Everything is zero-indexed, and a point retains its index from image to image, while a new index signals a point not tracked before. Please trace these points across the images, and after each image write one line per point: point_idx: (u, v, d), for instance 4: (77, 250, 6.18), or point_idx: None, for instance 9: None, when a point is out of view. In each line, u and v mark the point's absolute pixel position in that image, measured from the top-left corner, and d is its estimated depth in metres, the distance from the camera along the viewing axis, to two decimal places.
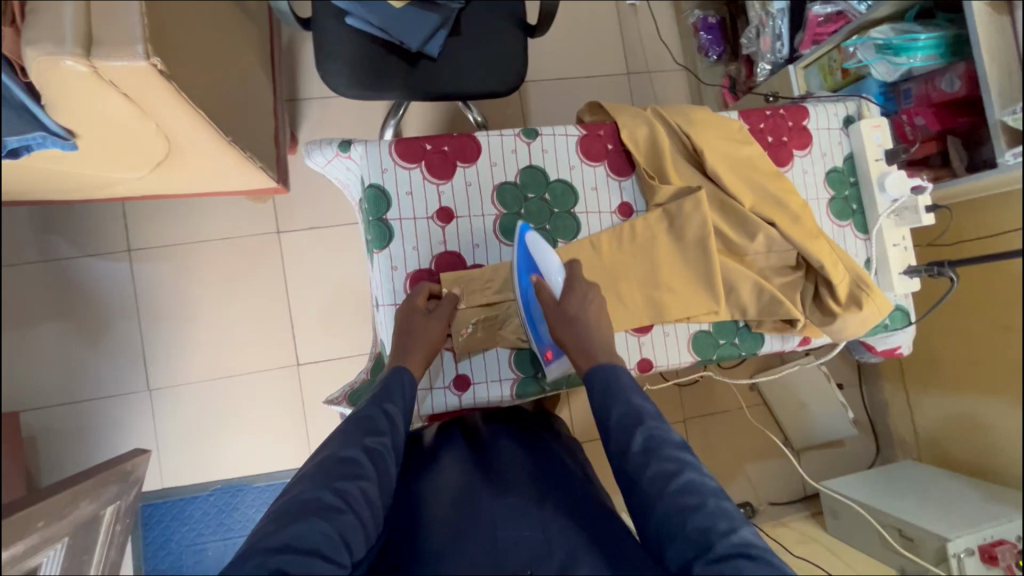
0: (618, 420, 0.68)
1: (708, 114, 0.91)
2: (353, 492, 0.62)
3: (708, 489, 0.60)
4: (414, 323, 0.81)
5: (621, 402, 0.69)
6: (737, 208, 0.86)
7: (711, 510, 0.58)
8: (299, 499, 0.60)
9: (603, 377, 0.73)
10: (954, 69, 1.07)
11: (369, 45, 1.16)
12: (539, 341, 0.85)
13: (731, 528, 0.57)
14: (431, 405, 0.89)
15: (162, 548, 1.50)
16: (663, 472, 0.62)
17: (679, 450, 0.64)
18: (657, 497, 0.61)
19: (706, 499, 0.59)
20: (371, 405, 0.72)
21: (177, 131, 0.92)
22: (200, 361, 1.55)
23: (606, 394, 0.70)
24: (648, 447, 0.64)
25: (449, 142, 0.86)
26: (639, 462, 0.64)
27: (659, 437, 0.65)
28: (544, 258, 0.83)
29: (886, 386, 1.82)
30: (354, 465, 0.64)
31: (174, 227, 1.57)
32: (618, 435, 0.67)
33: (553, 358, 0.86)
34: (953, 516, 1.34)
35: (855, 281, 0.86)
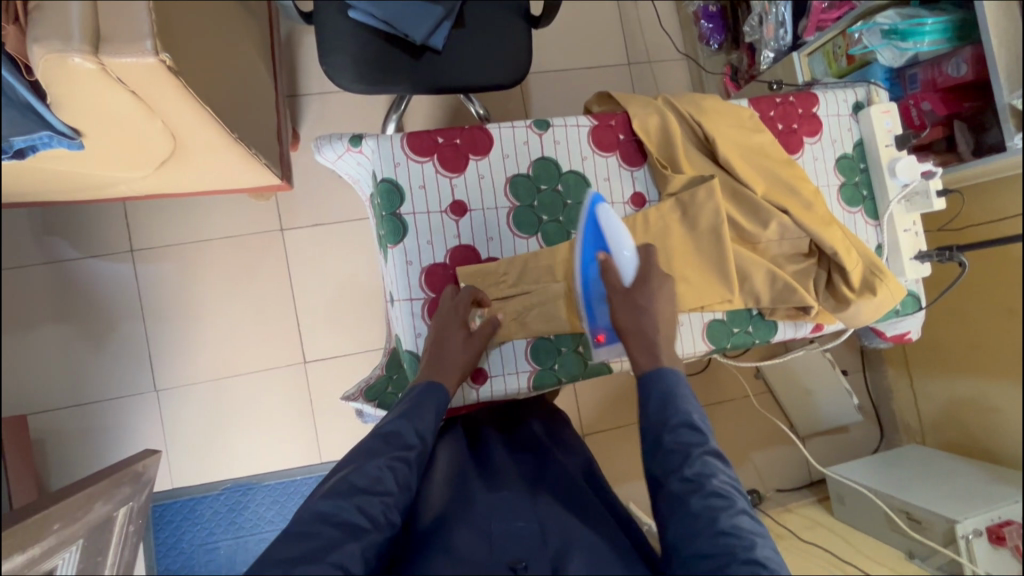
0: (673, 439, 0.68)
1: (718, 103, 0.90)
2: (374, 509, 0.63)
3: (751, 536, 0.60)
4: (449, 338, 0.81)
5: (685, 419, 0.69)
6: (750, 197, 0.86)
7: (753, 558, 0.58)
8: (321, 509, 0.62)
9: (659, 387, 0.73)
10: (960, 53, 1.06)
11: (373, 38, 1.15)
12: (593, 322, 0.85)
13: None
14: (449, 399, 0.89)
15: (173, 547, 1.51)
16: (710, 505, 0.61)
17: (731, 489, 0.64)
18: (702, 527, 0.60)
19: (751, 544, 0.59)
20: (401, 419, 0.72)
21: (183, 128, 0.91)
22: (207, 360, 1.55)
23: (665, 406, 0.70)
24: (701, 473, 0.64)
25: (461, 135, 0.86)
26: (690, 484, 0.64)
27: (714, 470, 0.65)
28: (613, 232, 0.81)
29: (890, 372, 1.84)
30: (377, 481, 0.65)
31: (176, 226, 1.56)
32: (670, 455, 0.67)
33: (604, 342, 0.86)
34: (961, 499, 1.35)
35: (868, 267, 0.86)
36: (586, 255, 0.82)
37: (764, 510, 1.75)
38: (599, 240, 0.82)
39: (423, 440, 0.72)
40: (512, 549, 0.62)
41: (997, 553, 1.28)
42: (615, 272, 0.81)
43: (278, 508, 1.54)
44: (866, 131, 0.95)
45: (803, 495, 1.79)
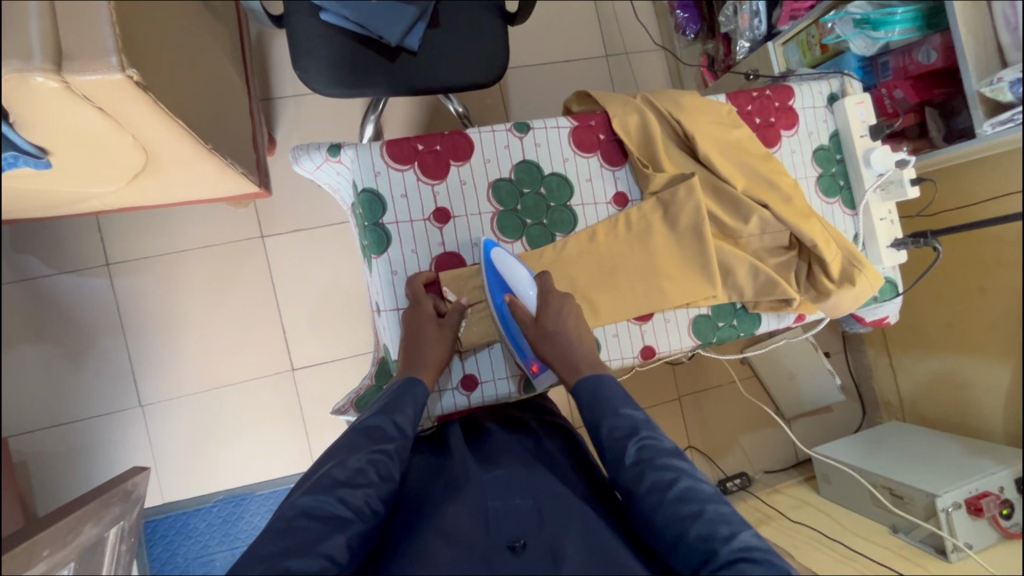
0: (610, 435, 0.69)
1: (696, 99, 0.90)
2: (356, 501, 0.62)
3: (705, 495, 0.62)
4: (423, 330, 0.81)
5: (612, 414, 0.70)
6: (730, 192, 0.87)
7: (709, 517, 0.60)
8: (303, 503, 0.62)
9: (590, 392, 0.75)
10: (930, 41, 1.07)
11: (346, 41, 1.13)
12: (522, 355, 0.87)
13: (731, 533, 0.58)
14: (441, 406, 0.90)
15: (168, 562, 1.49)
16: (659, 483, 0.63)
17: (672, 456, 0.66)
18: (658, 505, 0.62)
19: (704, 506, 0.61)
20: (380, 415, 0.72)
21: (154, 141, 0.89)
22: (192, 373, 1.53)
23: (595, 410, 0.71)
24: (642, 457, 0.66)
25: (440, 141, 0.85)
26: (635, 473, 0.65)
27: (652, 447, 0.67)
28: (507, 272, 0.83)
29: (869, 352, 1.89)
30: (359, 473, 0.65)
31: (152, 237, 1.52)
32: (612, 449, 0.68)
33: (538, 371, 0.87)
34: (941, 474, 1.39)
35: (848, 259, 0.88)
36: (496, 300, 0.85)
37: (753, 492, 1.79)
38: (501, 282, 0.84)
39: (404, 433, 0.72)
40: (509, 528, 0.63)
41: (976, 524, 1.32)
42: (523, 307, 0.82)
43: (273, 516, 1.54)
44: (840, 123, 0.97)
45: (790, 475, 1.83)
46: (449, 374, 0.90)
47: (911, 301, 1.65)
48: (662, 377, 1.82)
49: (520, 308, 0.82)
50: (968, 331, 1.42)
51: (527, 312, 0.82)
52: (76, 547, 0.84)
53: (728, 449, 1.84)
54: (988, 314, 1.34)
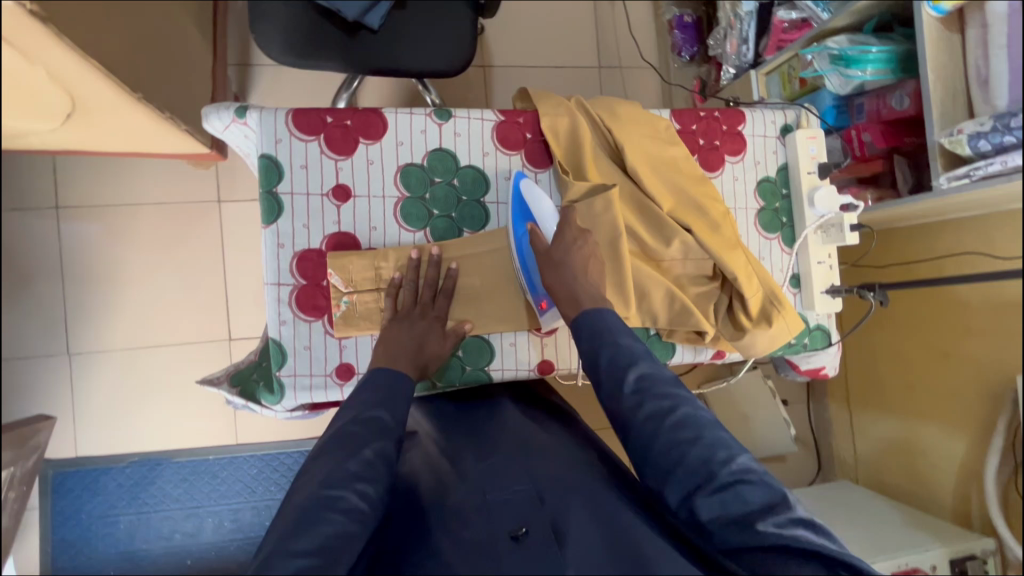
0: (609, 365, 0.69)
1: (634, 110, 0.86)
2: (370, 493, 0.61)
3: (704, 423, 0.64)
4: (414, 327, 0.79)
5: (611, 346, 0.70)
6: (654, 211, 0.82)
7: (707, 442, 0.63)
8: (321, 495, 0.59)
9: (591, 324, 0.73)
10: (904, 86, 1.03)
11: (305, 10, 1.10)
12: (533, 291, 0.82)
13: (729, 457, 0.62)
14: (310, 396, 0.82)
15: (70, 518, 1.46)
16: (658, 411, 0.65)
17: (671, 386, 0.67)
18: (655, 432, 0.64)
19: (702, 431, 0.63)
20: (379, 409, 0.69)
21: (73, 81, 0.86)
22: (126, 328, 1.50)
23: (594, 340, 0.71)
24: (642, 385, 0.67)
25: (351, 116, 0.81)
26: (634, 401, 0.66)
27: (651, 377, 0.68)
28: (533, 200, 0.82)
29: (831, 406, 1.81)
30: (369, 465, 0.63)
31: (107, 187, 1.50)
32: (610, 377, 0.68)
33: (547, 308, 0.82)
34: (873, 541, 1.35)
35: (768, 297, 0.82)
36: (516, 229, 0.82)
37: None
38: (524, 210, 0.82)
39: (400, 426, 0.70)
40: (508, 518, 0.65)
41: None
42: (542, 237, 0.81)
43: (186, 486, 1.51)
44: (835, 145, 1.10)
45: None
46: (322, 360, 0.82)
47: (863, 355, 1.60)
48: None
49: (540, 236, 0.81)
50: (926, 392, 1.39)
51: (544, 240, 0.80)
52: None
53: None
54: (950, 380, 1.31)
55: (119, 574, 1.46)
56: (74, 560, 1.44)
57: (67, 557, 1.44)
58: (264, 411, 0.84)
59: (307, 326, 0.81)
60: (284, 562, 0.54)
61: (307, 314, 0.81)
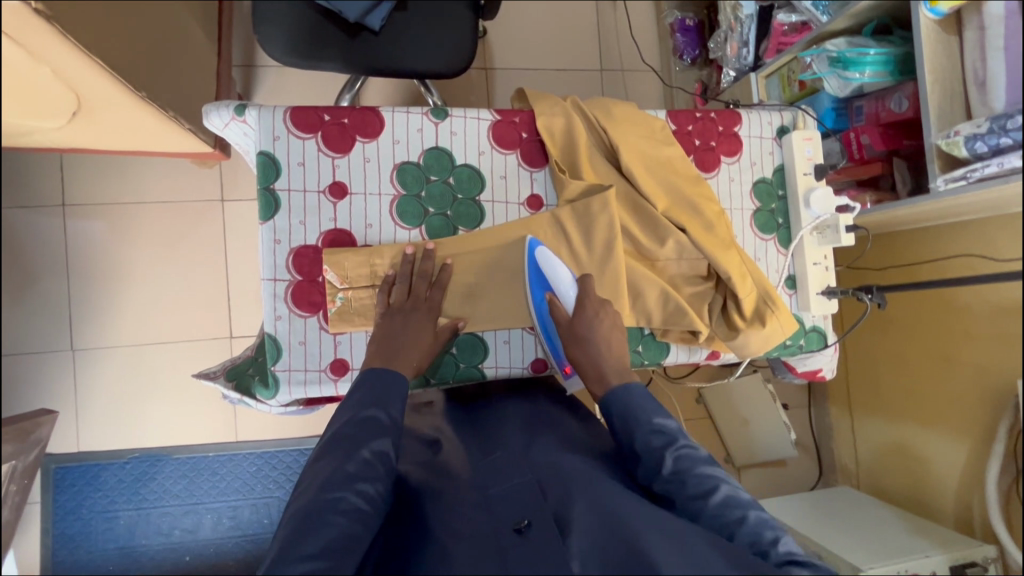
0: (644, 446, 0.67)
1: (630, 110, 0.86)
2: (371, 494, 0.61)
3: (746, 502, 0.63)
4: (410, 324, 0.78)
5: (645, 428, 0.67)
6: (649, 211, 0.82)
7: (753, 523, 0.61)
8: (322, 498, 0.59)
9: (620, 402, 0.71)
10: (903, 88, 1.03)
11: (307, 11, 1.11)
12: (556, 356, 0.86)
13: (776, 538, 0.60)
14: (304, 391, 0.82)
15: (71, 513, 1.47)
16: (700, 491, 0.62)
17: (709, 465, 0.65)
18: (699, 514, 0.62)
19: (747, 511, 0.61)
20: (375, 406, 0.68)
21: (77, 78, 0.88)
22: (129, 325, 1.51)
23: (627, 422, 0.69)
24: (679, 468, 0.64)
25: (348, 114, 0.82)
26: (673, 483, 0.64)
27: (689, 457, 0.65)
28: (552, 272, 0.81)
29: (832, 411, 1.80)
30: (369, 465, 0.62)
31: (113, 185, 1.52)
32: (647, 458, 0.66)
33: (570, 373, 0.87)
34: (873, 548, 1.33)
35: (762, 297, 0.82)
36: (536, 297, 0.82)
37: None
38: (543, 280, 0.82)
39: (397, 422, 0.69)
40: (512, 512, 0.64)
41: None
42: (562, 307, 0.81)
43: (186, 482, 1.52)
44: (833, 147, 1.16)
45: None
46: (317, 355, 0.83)
47: (868, 364, 1.58)
48: None
49: (559, 308, 0.81)
50: (925, 402, 1.35)
51: (565, 313, 0.80)
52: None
53: None
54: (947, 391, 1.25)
55: (118, 569, 1.47)
56: (74, 555, 1.45)
57: (66, 552, 1.44)
58: (259, 405, 0.85)
59: (303, 322, 0.82)
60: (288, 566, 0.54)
61: (303, 309, 0.82)
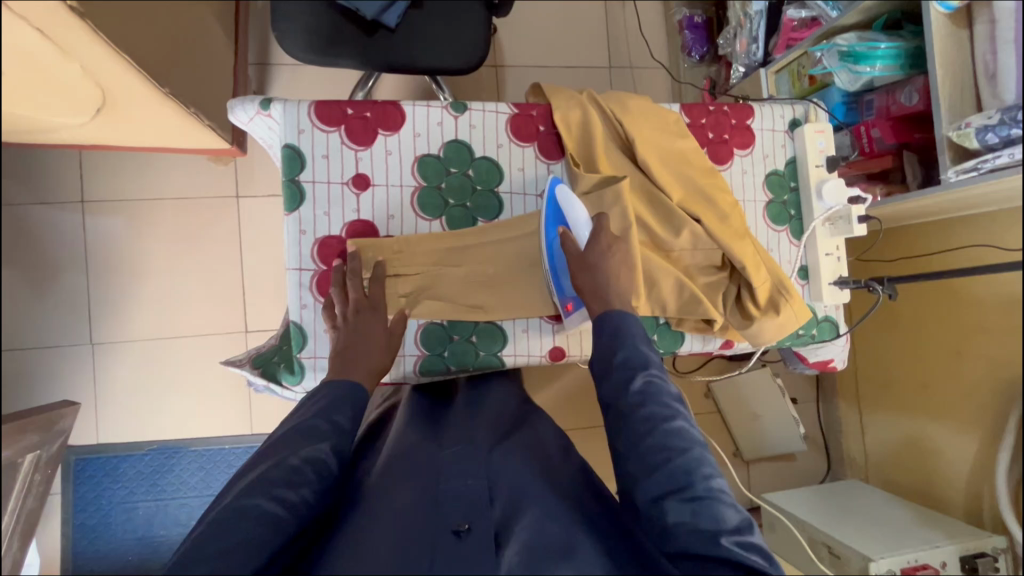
0: (621, 364, 0.69)
1: (645, 104, 0.87)
2: (293, 500, 0.60)
3: (694, 439, 0.63)
4: (365, 337, 0.79)
5: (630, 346, 0.70)
6: (664, 202, 0.84)
7: (693, 457, 0.61)
8: (237, 504, 0.58)
9: (611, 325, 0.73)
10: (914, 82, 1.04)
11: (324, 9, 1.14)
12: (561, 292, 0.83)
13: (712, 474, 0.60)
14: None
15: (91, 504, 1.50)
16: (656, 415, 0.64)
17: (674, 400, 0.66)
18: (645, 435, 0.63)
19: (691, 445, 0.62)
20: (317, 415, 0.69)
21: (105, 75, 0.90)
22: (147, 319, 1.54)
23: (614, 337, 0.71)
24: (647, 389, 0.66)
25: (371, 108, 0.84)
26: (635, 399, 0.66)
27: (657, 384, 0.67)
28: (569, 206, 0.82)
29: (841, 405, 1.81)
30: (296, 472, 0.62)
31: (132, 182, 1.55)
32: (618, 376, 0.68)
33: (572, 310, 0.84)
34: (884, 539, 1.33)
35: (777, 286, 0.84)
36: (550, 233, 0.80)
37: None
38: (560, 214, 0.82)
39: (344, 431, 0.70)
40: (456, 513, 0.62)
41: None
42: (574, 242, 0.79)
43: (203, 474, 1.54)
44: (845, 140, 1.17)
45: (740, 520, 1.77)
46: None
47: (875, 359, 1.61)
48: None
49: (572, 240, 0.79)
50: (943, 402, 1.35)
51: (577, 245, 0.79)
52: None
53: None
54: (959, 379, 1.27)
55: (137, 559, 1.50)
56: (95, 544, 1.48)
57: (87, 541, 1.49)
58: (284, 392, 0.87)
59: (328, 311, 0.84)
60: (189, 570, 0.53)
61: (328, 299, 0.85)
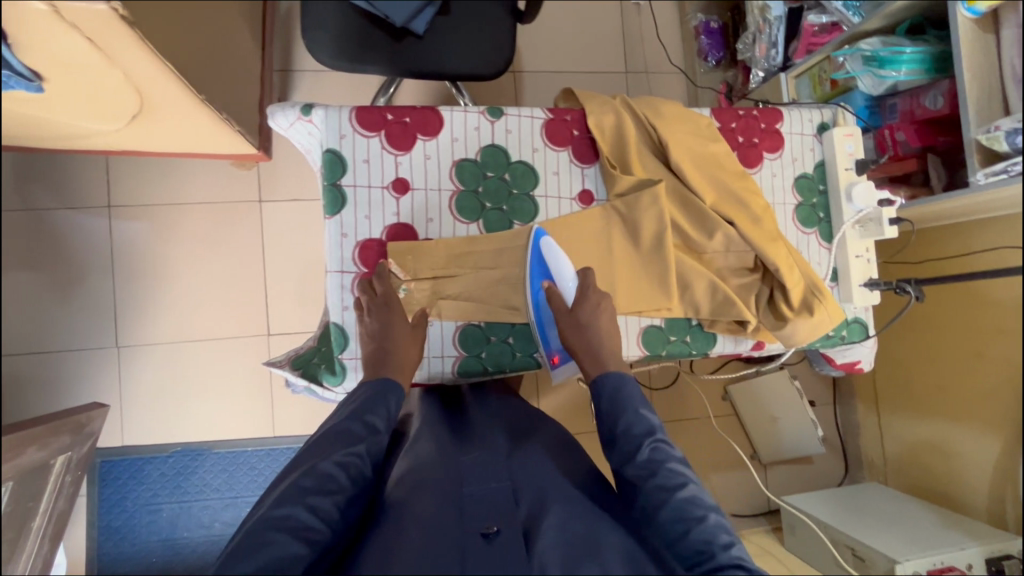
0: (625, 431, 0.71)
1: (677, 108, 0.89)
2: (326, 508, 0.60)
3: (710, 506, 0.63)
4: (398, 340, 0.80)
5: (630, 413, 0.71)
6: (697, 204, 0.85)
7: (710, 524, 0.61)
8: (271, 515, 0.59)
9: (611, 388, 0.75)
10: (938, 86, 1.06)
11: (354, 17, 1.16)
12: (546, 346, 0.87)
13: (730, 542, 0.60)
14: None
15: (116, 505, 1.51)
16: (667, 485, 0.64)
17: (682, 465, 0.67)
18: (660, 504, 0.63)
19: (708, 511, 0.62)
20: (348, 419, 0.70)
21: (146, 82, 0.92)
22: (171, 322, 1.56)
23: (615, 403, 0.73)
24: (654, 459, 0.67)
25: (410, 113, 0.85)
26: (646, 468, 0.67)
27: (664, 450, 0.68)
28: (556, 263, 0.84)
29: (859, 408, 1.81)
30: (328, 479, 0.63)
31: (157, 187, 1.57)
32: (625, 444, 0.70)
33: (559, 362, 0.88)
34: (910, 541, 1.33)
35: (810, 288, 0.85)
36: (533, 287, 0.85)
37: None
38: (544, 269, 0.85)
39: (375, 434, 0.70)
40: (483, 516, 0.65)
41: None
42: (560, 296, 0.83)
43: (226, 476, 1.55)
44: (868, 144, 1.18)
45: (759, 523, 1.77)
46: None
47: (893, 367, 1.62)
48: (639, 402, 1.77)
49: (557, 297, 0.82)
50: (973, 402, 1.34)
51: (563, 303, 0.82)
52: (4, 471, 0.84)
53: None
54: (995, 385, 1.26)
55: (161, 560, 1.51)
56: (120, 546, 1.50)
57: (112, 543, 1.50)
58: (324, 393, 0.89)
59: None
60: None
61: None
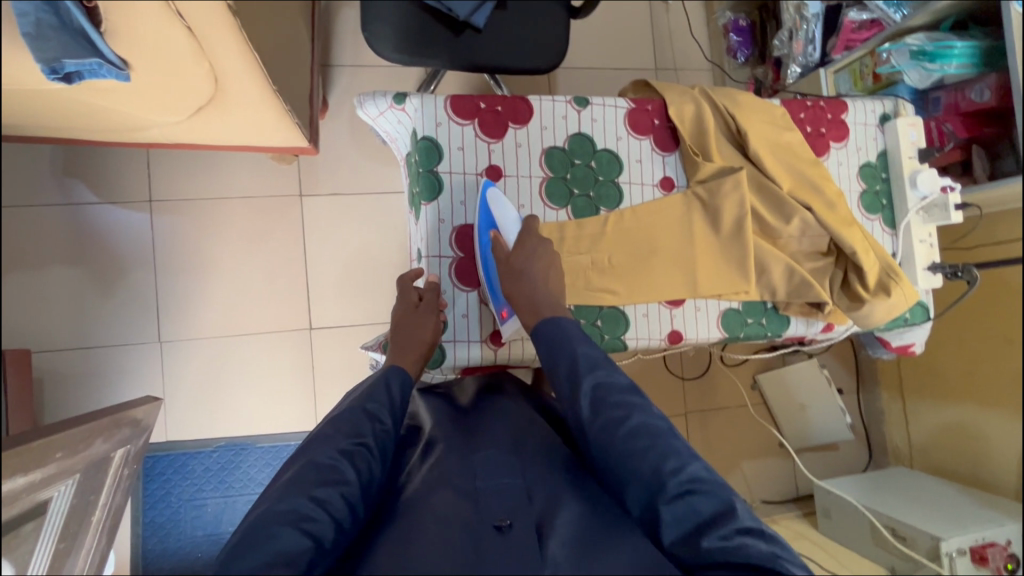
0: (569, 384, 0.71)
1: (753, 99, 0.97)
2: (332, 500, 0.60)
3: (659, 431, 0.65)
4: (411, 320, 0.87)
5: (569, 360, 0.72)
6: (774, 189, 0.93)
7: (660, 450, 0.63)
8: (275, 510, 0.58)
9: (553, 346, 0.75)
10: (984, 80, 1.11)
11: (416, 11, 1.17)
12: (495, 300, 0.89)
13: (679, 466, 0.62)
14: (466, 356, 0.93)
15: (161, 501, 1.51)
16: (612, 421, 0.66)
17: (626, 395, 0.68)
18: (610, 442, 0.65)
19: (655, 440, 0.64)
20: (351, 410, 0.71)
21: (229, 72, 0.93)
22: (214, 318, 1.55)
23: (552, 349, 0.73)
24: (596, 398, 0.68)
25: (502, 103, 0.92)
26: (591, 412, 0.67)
27: (607, 386, 0.69)
28: (499, 210, 0.88)
29: (883, 396, 1.85)
30: (333, 470, 0.63)
31: (195, 181, 1.56)
32: (569, 392, 0.70)
33: (507, 317, 0.89)
34: (950, 520, 1.38)
35: (886, 270, 0.95)
36: (482, 238, 0.89)
37: None
38: (490, 218, 0.89)
39: (381, 423, 0.71)
40: (497, 508, 0.63)
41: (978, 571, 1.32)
42: (504, 241, 0.87)
43: (271, 470, 1.56)
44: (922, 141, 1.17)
45: (789, 509, 1.81)
46: (477, 328, 0.93)
47: (917, 366, 1.69)
48: (672, 391, 1.80)
49: (501, 242, 0.86)
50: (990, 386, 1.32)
51: (506, 247, 0.86)
52: (85, 459, 0.81)
53: (728, 474, 1.80)
54: (997, 371, 1.31)
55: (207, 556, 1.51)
56: (164, 542, 1.49)
57: (157, 539, 1.49)
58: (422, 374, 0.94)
59: (465, 295, 0.93)
60: None
61: (465, 284, 0.93)
